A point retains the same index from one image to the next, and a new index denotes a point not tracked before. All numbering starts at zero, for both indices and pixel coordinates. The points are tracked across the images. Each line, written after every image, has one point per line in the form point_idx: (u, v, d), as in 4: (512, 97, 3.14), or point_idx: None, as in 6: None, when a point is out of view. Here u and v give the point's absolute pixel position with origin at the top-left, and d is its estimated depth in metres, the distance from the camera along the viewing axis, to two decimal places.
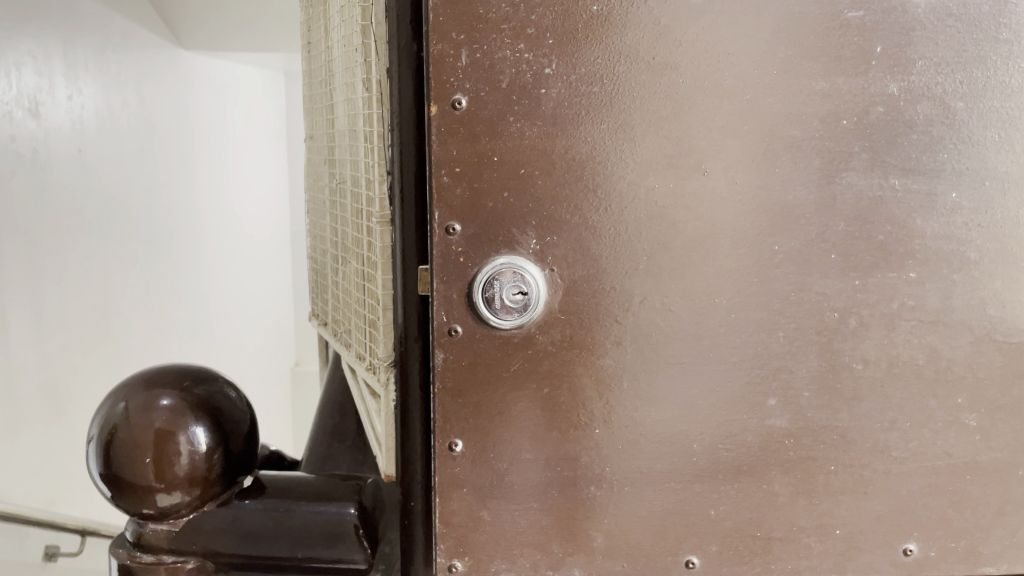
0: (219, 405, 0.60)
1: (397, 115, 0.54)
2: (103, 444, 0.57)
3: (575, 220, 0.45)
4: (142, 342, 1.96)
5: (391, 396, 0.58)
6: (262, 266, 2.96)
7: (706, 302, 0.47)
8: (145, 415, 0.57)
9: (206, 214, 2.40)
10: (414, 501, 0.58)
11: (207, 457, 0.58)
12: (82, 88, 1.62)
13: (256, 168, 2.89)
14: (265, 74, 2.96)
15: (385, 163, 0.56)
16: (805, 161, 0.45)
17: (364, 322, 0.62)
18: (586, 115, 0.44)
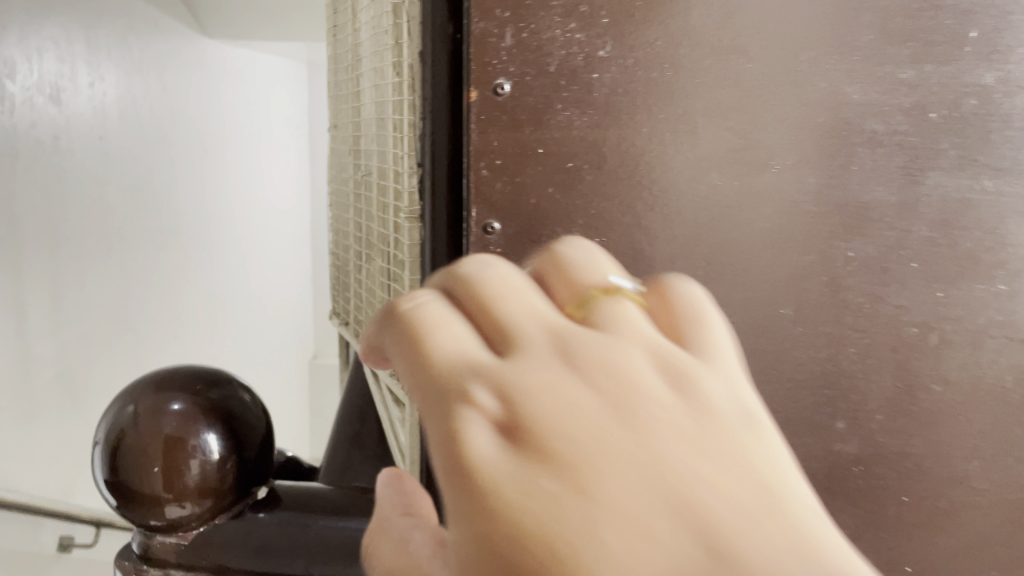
0: (234, 411, 0.56)
1: (428, 102, 0.50)
2: (110, 449, 0.53)
3: (626, 219, 0.41)
4: (160, 331, 1.93)
5: None
6: (282, 261, 2.95)
7: (767, 314, 0.42)
8: (154, 419, 0.53)
9: (227, 204, 2.37)
10: None
11: (219, 466, 0.54)
12: (104, 75, 1.59)
13: (279, 162, 2.87)
14: (289, 64, 2.94)
15: (416, 154, 0.52)
16: (884, 159, 0.41)
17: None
18: (644, 103, 0.40)
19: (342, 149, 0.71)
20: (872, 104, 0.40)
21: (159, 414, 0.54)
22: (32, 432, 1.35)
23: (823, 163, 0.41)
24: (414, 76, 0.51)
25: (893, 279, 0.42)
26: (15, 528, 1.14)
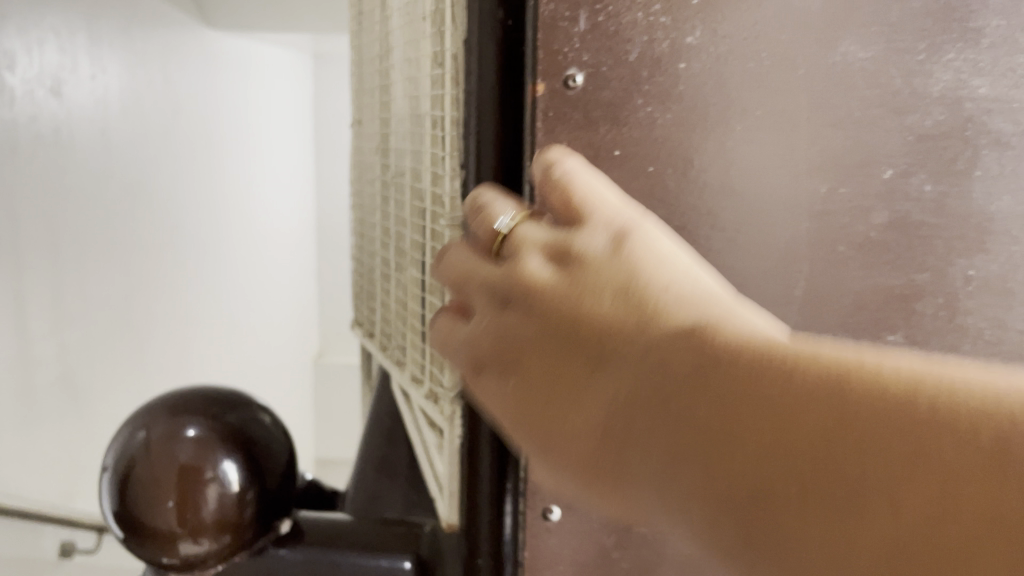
0: (255, 439, 0.52)
1: (473, 94, 0.45)
2: (117, 480, 0.48)
3: (697, 210, 0.43)
4: (162, 331, 1.88)
5: (455, 433, 0.49)
6: (287, 259, 2.89)
7: (826, 297, 0.45)
8: (167, 447, 0.48)
9: (230, 200, 2.32)
10: (481, 558, 0.49)
11: (239, 498, 0.49)
12: (106, 68, 1.54)
13: (285, 159, 2.82)
14: (295, 58, 2.89)
15: (458, 154, 0.47)
16: (937, 151, 0.44)
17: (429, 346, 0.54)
18: (704, 101, 0.42)
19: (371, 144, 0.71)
20: (905, 111, 0.43)
21: (173, 441, 0.49)
22: (32, 432, 1.30)
23: (865, 162, 0.43)
24: (458, 66, 0.46)
25: (918, 265, 0.45)
26: (17, 534, 1.10)
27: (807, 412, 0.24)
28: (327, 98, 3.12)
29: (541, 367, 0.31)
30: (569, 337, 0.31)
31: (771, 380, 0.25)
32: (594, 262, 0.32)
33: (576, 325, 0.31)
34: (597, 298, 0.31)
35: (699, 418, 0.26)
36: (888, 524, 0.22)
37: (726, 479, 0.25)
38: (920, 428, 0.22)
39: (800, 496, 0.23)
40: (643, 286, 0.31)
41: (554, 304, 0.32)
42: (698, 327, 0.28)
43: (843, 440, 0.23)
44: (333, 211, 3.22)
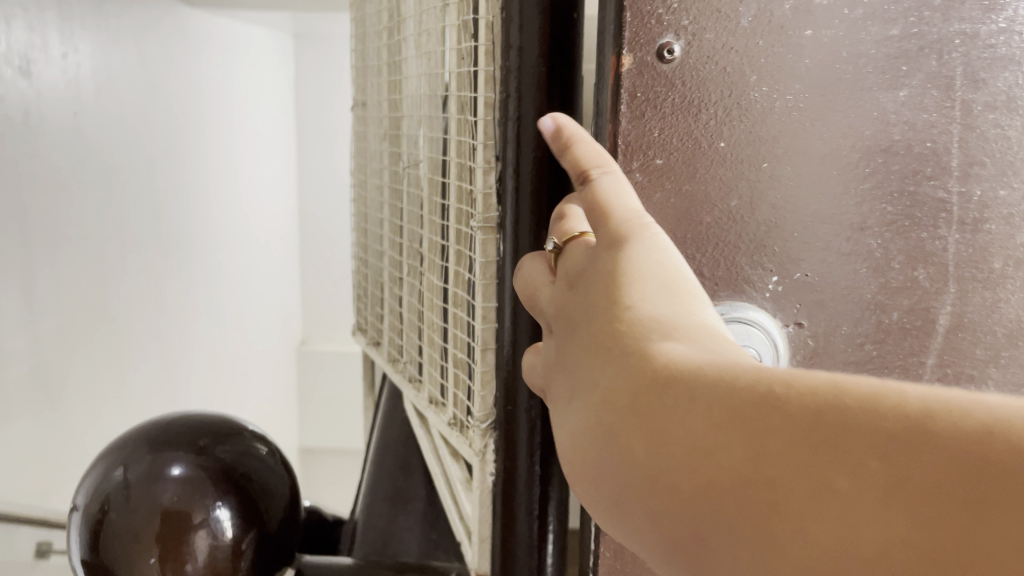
0: (255, 479, 0.56)
1: (517, 87, 0.51)
2: (93, 524, 0.51)
3: (785, 171, 0.53)
4: (139, 324, 1.78)
5: (488, 467, 0.58)
6: (268, 246, 2.80)
7: (896, 264, 0.55)
8: (153, 485, 0.51)
9: (210, 188, 2.23)
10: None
11: (227, 535, 0.53)
12: (77, 45, 1.44)
13: (265, 143, 2.72)
14: (277, 38, 2.79)
15: (493, 144, 0.53)
16: (1001, 125, 0.54)
17: (457, 330, 0.61)
18: (792, 83, 0.52)
19: (384, 120, 0.76)
20: (1002, 103, 0.54)
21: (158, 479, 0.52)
22: (9, 430, 1.22)
23: (956, 148, 0.54)
24: (495, 41, 0.52)
25: (993, 253, 0.56)
26: None
27: (726, 444, 0.27)
28: (309, 80, 3.01)
29: (556, 399, 0.36)
30: (566, 365, 0.36)
31: (686, 407, 0.29)
32: (584, 289, 0.36)
33: (569, 353, 0.36)
34: (582, 328, 0.35)
35: (646, 467, 0.29)
36: (796, 544, 0.25)
37: (661, 510, 0.28)
38: (811, 455, 0.25)
39: (731, 523, 0.27)
40: (608, 311, 0.34)
41: (561, 340, 0.37)
42: (634, 354, 0.31)
43: (761, 473, 0.26)
44: (315, 198, 3.12)
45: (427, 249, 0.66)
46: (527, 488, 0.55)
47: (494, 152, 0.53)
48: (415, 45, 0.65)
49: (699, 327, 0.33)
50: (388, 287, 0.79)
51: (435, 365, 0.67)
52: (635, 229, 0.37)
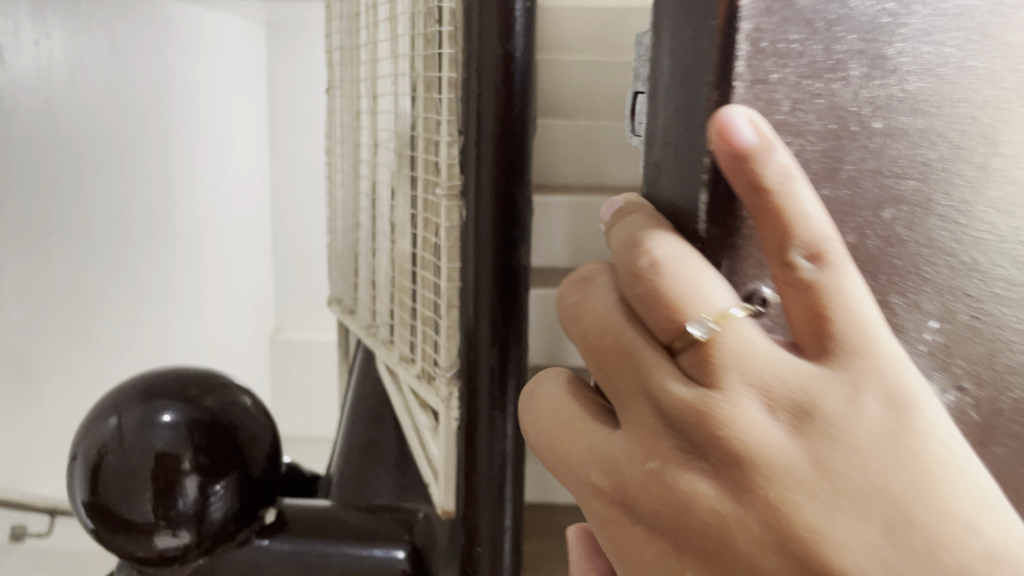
0: (238, 436, 0.62)
1: (476, 65, 0.55)
2: (90, 467, 0.57)
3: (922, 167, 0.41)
4: (113, 310, 1.81)
5: (454, 415, 0.65)
6: (240, 233, 2.81)
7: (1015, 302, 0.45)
8: (148, 432, 0.57)
9: (182, 176, 2.24)
10: (477, 516, 0.64)
11: (217, 471, 0.59)
12: (50, 34, 1.45)
13: (237, 129, 2.72)
14: (248, 25, 2.78)
15: (455, 121, 0.58)
16: None
17: (424, 293, 0.67)
18: (945, 38, 0.40)
19: (356, 99, 0.80)
20: None
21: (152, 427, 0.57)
22: None
23: None
24: (457, 26, 0.56)
25: None
26: None
27: None
28: (281, 68, 3.01)
29: (771, 534, 0.33)
30: (807, 502, 0.32)
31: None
32: (829, 421, 0.33)
33: (811, 489, 0.32)
34: (847, 479, 0.32)
35: None
36: None
37: None
38: None
39: None
40: (895, 475, 0.32)
41: (784, 468, 0.33)
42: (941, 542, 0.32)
43: None
44: (288, 184, 3.12)
45: (399, 217, 0.71)
46: (485, 444, 0.62)
47: (457, 127, 0.58)
48: (384, 21, 0.69)
49: (961, 491, 0.33)
50: (360, 258, 0.84)
51: (405, 326, 0.73)
52: (897, 368, 0.34)
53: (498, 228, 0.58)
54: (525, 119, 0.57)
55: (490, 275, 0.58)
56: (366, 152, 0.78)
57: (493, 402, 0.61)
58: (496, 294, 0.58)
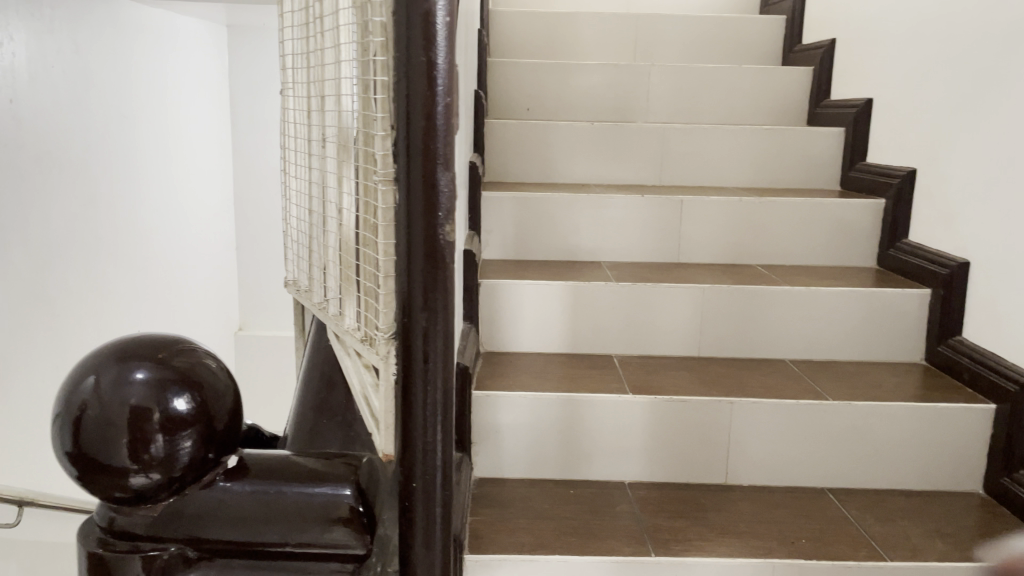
0: (194, 382, 0.72)
1: (408, 73, 0.71)
2: (76, 422, 0.68)
3: None
4: (72, 303, 1.90)
5: (392, 365, 0.79)
6: (204, 235, 2.86)
7: None
8: (121, 388, 0.68)
9: (145, 179, 2.30)
10: (417, 444, 0.80)
11: (180, 423, 0.70)
12: (13, 38, 1.55)
13: (200, 134, 2.77)
14: (208, 28, 2.82)
15: (388, 119, 0.73)
16: None
17: (366, 266, 0.79)
18: None
19: (306, 96, 0.86)
20: None
21: (125, 384, 0.69)
22: None
23: None
24: (388, 40, 0.71)
25: None
26: None
27: None
28: (244, 68, 3.04)
29: None
30: None
31: None
32: None
33: None
34: None
35: None
36: None
37: None
38: None
39: None
40: None
41: None
42: None
43: None
44: (250, 187, 3.16)
45: (338, 203, 0.81)
46: (422, 379, 0.78)
47: (389, 124, 0.74)
48: (328, 28, 0.77)
49: None
50: (308, 243, 0.92)
51: (346, 294, 0.83)
52: None
53: (430, 206, 0.74)
54: (447, 116, 0.73)
55: (424, 244, 0.74)
56: (310, 146, 0.86)
57: (429, 349, 0.77)
58: (428, 259, 0.74)
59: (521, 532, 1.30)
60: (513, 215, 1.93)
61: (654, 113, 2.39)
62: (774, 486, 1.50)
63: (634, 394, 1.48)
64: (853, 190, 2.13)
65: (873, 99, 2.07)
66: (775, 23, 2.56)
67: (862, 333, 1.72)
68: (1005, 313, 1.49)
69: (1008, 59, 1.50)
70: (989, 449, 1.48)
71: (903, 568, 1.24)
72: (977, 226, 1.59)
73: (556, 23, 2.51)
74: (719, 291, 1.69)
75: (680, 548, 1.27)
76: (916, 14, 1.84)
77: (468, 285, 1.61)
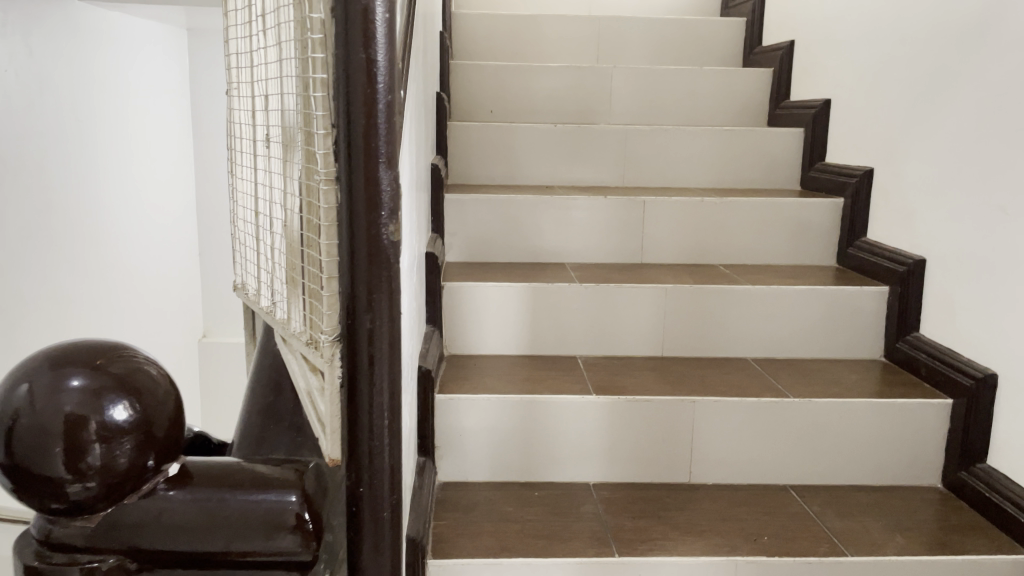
0: (137, 388, 0.65)
1: (347, 72, 0.67)
2: (5, 433, 0.62)
3: None
4: (28, 308, 1.90)
5: (336, 370, 0.74)
6: (167, 241, 2.82)
7: None
8: (53, 395, 0.62)
9: (105, 184, 2.28)
10: (364, 452, 0.76)
11: (118, 435, 0.63)
12: None
13: (161, 138, 2.73)
14: (170, 33, 2.80)
15: (327, 116, 0.69)
16: None
17: (311, 266, 0.74)
18: None
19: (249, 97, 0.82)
20: None
21: (58, 390, 0.62)
22: None
23: None
24: (327, 33, 0.67)
25: None
26: None
27: None
28: (207, 73, 3.00)
29: None
30: None
31: None
32: None
33: None
34: None
35: None
36: None
37: None
38: None
39: None
40: None
41: None
42: None
43: None
44: (214, 194, 3.12)
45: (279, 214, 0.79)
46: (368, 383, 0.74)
47: (330, 121, 0.70)
48: (269, 27, 0.74)
49: None
50: (252, 246, 0.87)
51: (292, 297, 0.79)
52: None
53: (372, 210, 0.70)
54: (390, 111, 0.70)
55: (367, 249, 0.70)
56: (254, 152, 0.83)
57: (375, 352, 0.73)
58: (371, 262, 0.71)
59: (485, 535, 1.29)
60: (476, 217, 1.93)
61: (616, 115, 2.40)
62: (737, 484, 1.51)
63: (597, 394, 1.49)
64: (813, 189, 2.15)
65: (832, 100, 2.09)
66: (735, 26, 2.59)
67: (822, 330, 1.73)
68: (960, 309, 1.52)
69: (960, 59, 1.53)
70: (946, 443, 1.50)
71: (863, 563, 1.25)
72: (933, 224, 1.62)
73: (519, 26, 2.52)
74: (681, 291, 1.70)
75: (644, 547, 1.27)
76: (871, 17, 1.87)
77: (431, 288, 1.61)
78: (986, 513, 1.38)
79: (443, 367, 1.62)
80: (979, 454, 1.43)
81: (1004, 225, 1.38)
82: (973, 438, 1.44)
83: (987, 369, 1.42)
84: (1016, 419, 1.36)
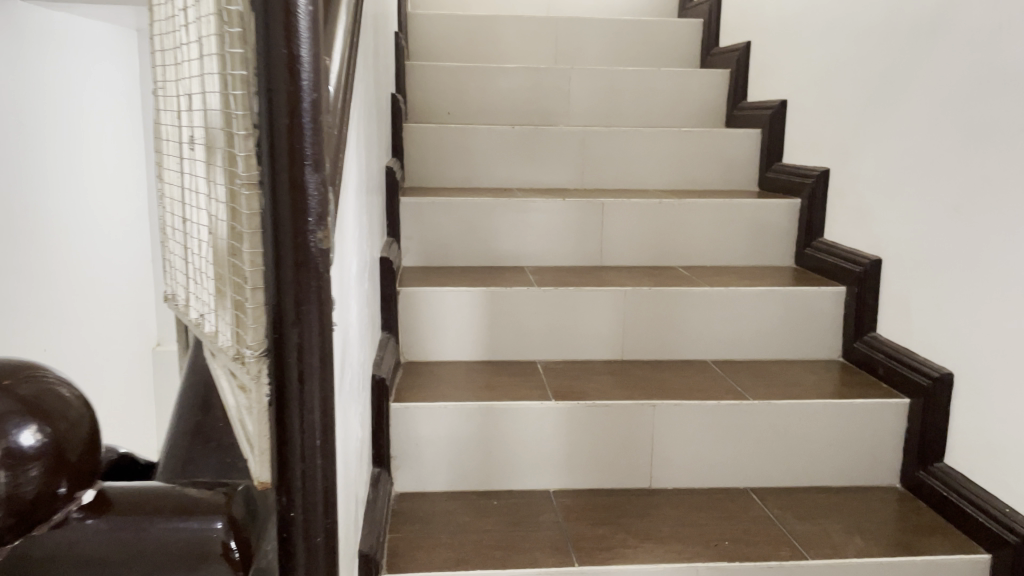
0: (44, 410, 0.49)
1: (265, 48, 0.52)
2: None
3: None
4: None
5: (265, 406, 0.59)
6: (118, 247, 2.74)
7: None
8: None
9: (53, 189, 2.20)
10: (293, 506, 0.60)
11: (28, 466, 0.48)
12: None
13: (111, 141, 2.65)
14: (120, 33, 2.72)
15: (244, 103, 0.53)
16: None
17: (227, 280, 0.57)
18: None
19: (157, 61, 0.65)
20: None
21: None
22: None
23: None
24: (247, 29, 0.52)
25: None
26: None
27: None
28: None
29: None
30: None
31: None
32: None
33: None
34: None
35: None
36: None
37: None
38: None
39: None
40: None
41: None
42: None
43: None
44: None
45: (202, 226, 0.58)
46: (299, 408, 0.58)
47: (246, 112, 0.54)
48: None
49: None
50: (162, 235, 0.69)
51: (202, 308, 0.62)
52: None
53: (301, 222, 0.55)
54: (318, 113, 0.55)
55: (294, 270, 0.55)
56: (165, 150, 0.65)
57: (308, 392, 0.58)
58: (300, 282, 0.56)
59: (442, 548, 1.26)
60: (433, 221, 1.89)
61: (575, 116, 2.38)
62: (698, 488, 1.49)
63: (556, 400, 1.46)
64: (770, 190, 2.16)
65: (787, 101, 2.10)
66: (692, 27, 2.59)
67: (781, 331, 1.73)
68: (915, 309, 1.52)
69: (912, 60, 1.54)
70: (904, 443, 1.51)
71: (823, 566, 1.24)
72: (888, 224, 1.62)
73: (477, 27, 2.49)
74: (640, 294, 1.69)
75: (605, 555, 1.25)
76: (825, 18, 1.88)
77: (386, 294, 1.57)
78: (943, 513, 1.39)
79: (399, 375, 1.58)
80: (936, 453, 1.44)
81: (958, 225, 1.39)
82: (929, 438, 1.45)
83: (944, 368, 1.43)
84: (971, 418, 1.37)
